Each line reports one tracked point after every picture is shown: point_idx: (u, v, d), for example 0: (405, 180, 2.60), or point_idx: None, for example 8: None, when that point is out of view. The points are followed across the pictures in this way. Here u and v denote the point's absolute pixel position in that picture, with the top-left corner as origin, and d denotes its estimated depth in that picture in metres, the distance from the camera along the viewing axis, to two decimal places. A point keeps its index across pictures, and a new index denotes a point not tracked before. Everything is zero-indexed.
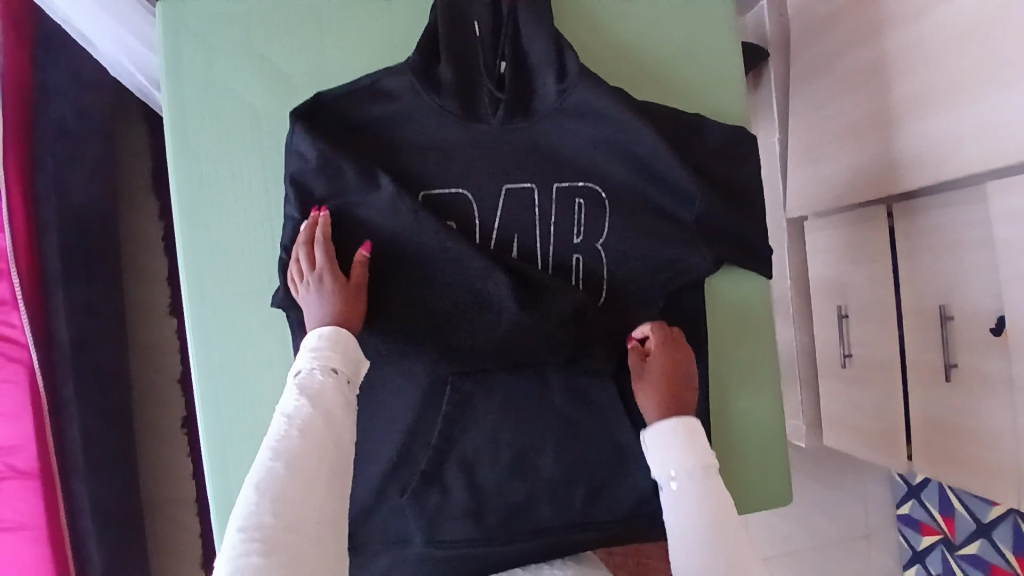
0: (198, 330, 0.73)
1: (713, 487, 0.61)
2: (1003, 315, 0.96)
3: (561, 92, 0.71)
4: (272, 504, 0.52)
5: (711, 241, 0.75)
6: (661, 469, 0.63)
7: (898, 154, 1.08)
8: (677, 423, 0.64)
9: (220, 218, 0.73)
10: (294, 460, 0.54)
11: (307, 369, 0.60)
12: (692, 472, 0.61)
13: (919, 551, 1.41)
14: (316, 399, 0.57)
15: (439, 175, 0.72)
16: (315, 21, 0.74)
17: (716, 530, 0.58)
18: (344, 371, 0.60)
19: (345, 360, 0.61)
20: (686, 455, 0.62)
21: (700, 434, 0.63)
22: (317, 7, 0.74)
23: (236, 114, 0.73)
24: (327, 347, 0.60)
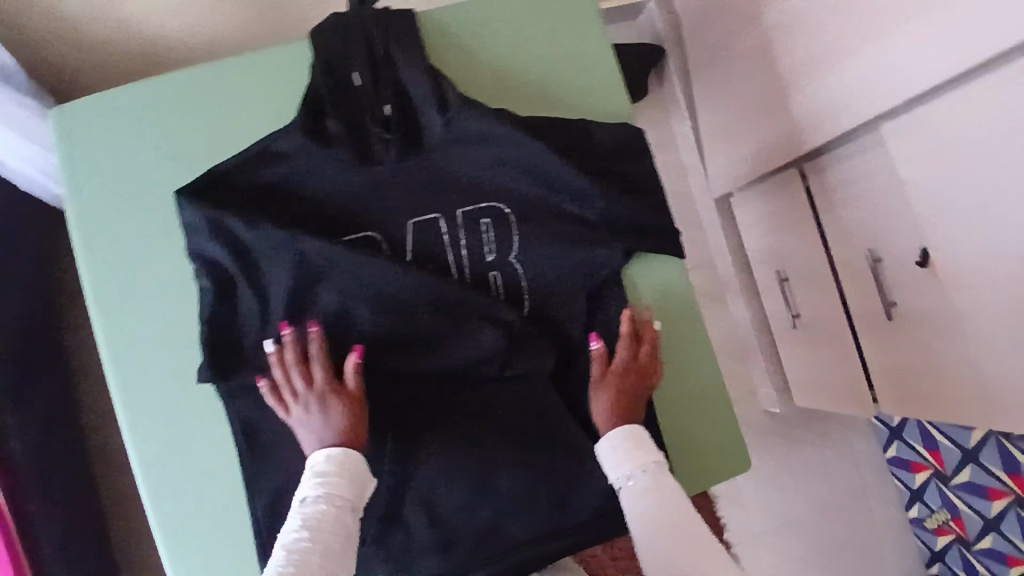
0: (133, 420, 0.73)
1: (663, 481, 0.69)
2: (925, 248, 0.97)
3: (447, 124, 0.74)
4: None
5: (618, 235, 0.77)
6: (616, 474, 0.70)
7: (794, 117, 1.13)
8: (624, 432, 0.72)
9: (136, 306, 0.74)
10: None
11: (311, 495, 0.63)
12: (642, 469, 0.70)
13: (916, 489, 1.41)
14: (315, 523, 0.61)
15: (345, 223, 0.74)
16: (195, 101, 0.76)
17: (677, 519, 0.66)
18: (345, 496, 0.64)
19: (346, 486, 0.64)
20: (635, 457, 0.70)
21: (640, 436, 0.72)
22: (195, 88, 0.76)
23: (135, 204, 0.75)
24: (330, 477, 0.64)
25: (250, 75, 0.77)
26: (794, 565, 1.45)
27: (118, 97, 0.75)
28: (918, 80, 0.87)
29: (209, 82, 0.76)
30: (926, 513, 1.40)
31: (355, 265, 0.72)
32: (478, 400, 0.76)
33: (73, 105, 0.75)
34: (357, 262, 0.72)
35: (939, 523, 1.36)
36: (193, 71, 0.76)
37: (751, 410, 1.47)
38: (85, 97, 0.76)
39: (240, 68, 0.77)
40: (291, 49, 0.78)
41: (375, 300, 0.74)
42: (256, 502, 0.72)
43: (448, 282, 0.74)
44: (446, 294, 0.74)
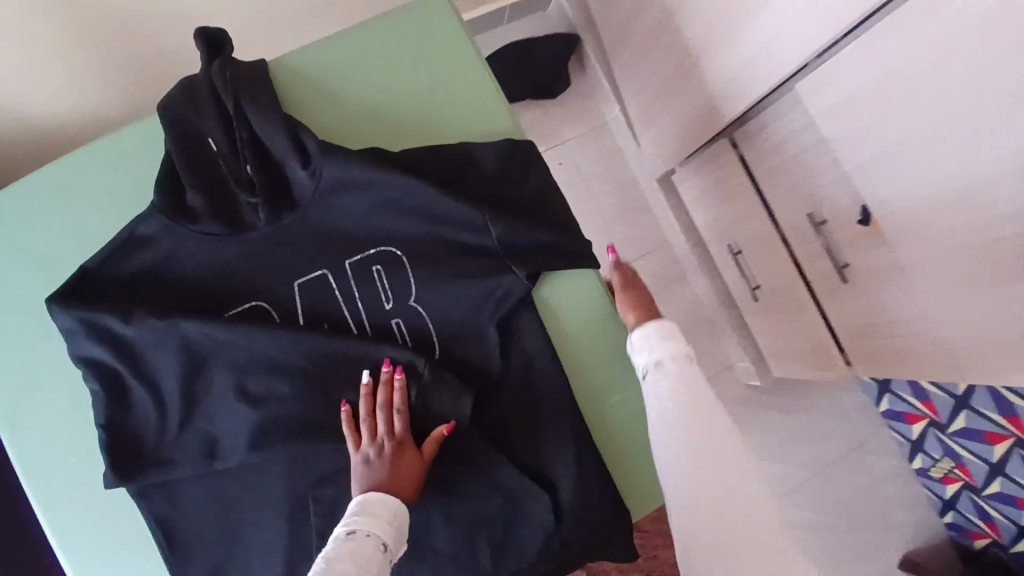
0: (53, 534, 0.72)
1: (691, 375, 0.66)
2: (864, 206, 0.93)
3: (313, 176, 0.70)
4: None
5: (518, 258, 0.72)
6: (646, 358, 0.68)
7: (708, 88, 1.08)
8: (658, 329, 0.69)
9: (37, 420, 0.73)
10: None
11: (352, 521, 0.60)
12: (672, 359, 0.67)
13: (916, 440, 1.38)
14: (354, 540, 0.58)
15: (228, 298, 0.71)
16: (61, 196, 0.75)
17: (696, 418, 0.63)
18: (380, 528, 0.60)
19: (385, 524, 0.61)
20: (669, 346, 0.68)
21: (675, 335, 0.68)
22: (56, 192, 0.75)
23: (17, 319, 0.74)
24: (369, 510, 0.61)
25: (113, 161, 0.76)
26: (803, 535, 1.41)
27: None
28: (817, 33, 0.83)
29: (75, 173, 0.76)
30: (930, 463, 1.37)
31: (247, 338, 0.68)
32: None
33: None
34: (246, 335, 0.68)
35: (944, 472, 1.33)
36: (54, 167, 0.76)
37: (731, 386, 1.43)
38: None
39: (98, 162, 0.76)
40: (146, 133, 0.76)
41: (279, 369, 0.69)
42: None
43: (348, 338, 0.70)
44: (350, 351, 0.70)
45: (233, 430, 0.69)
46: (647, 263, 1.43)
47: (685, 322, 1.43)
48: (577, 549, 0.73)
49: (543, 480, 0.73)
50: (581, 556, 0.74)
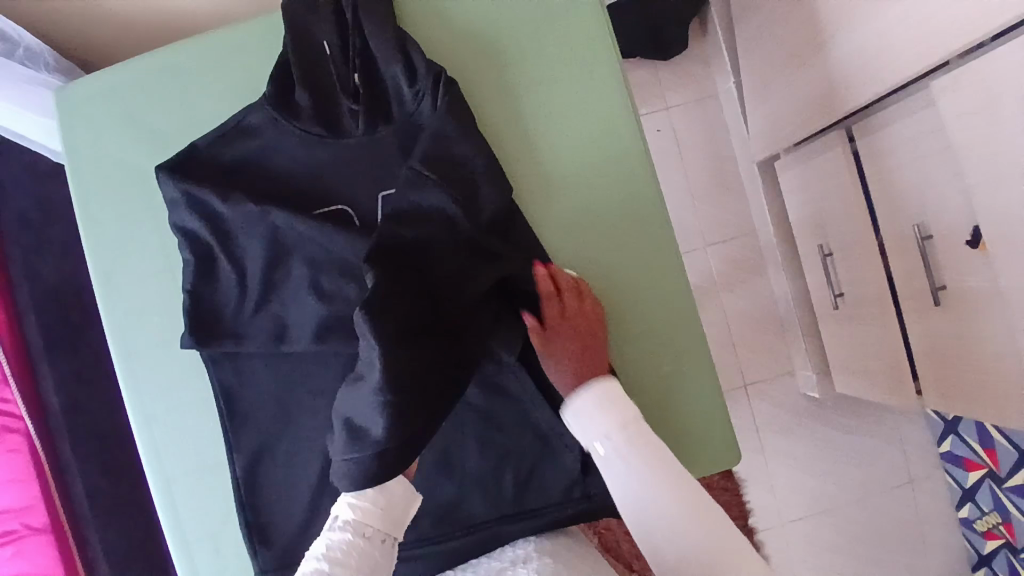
0: (130, 381, 0.80)
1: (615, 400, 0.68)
2: (976, 226, 0.87)
3: (414, 94, 0.72)
4: None
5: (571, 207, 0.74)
6: (592, 442, 0.66)
7: (835, 70, 1.00)
8: (594, 392, 0.67)
9: (133, 277, 0.81)
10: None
11: (345, 516, 0.61)
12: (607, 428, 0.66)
13: (968, 488, 1.32)
14: (354, 537, 0.60)
15: (317, 197, 0.74)
16: (179, 77, 0.81)
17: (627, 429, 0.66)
18: (379, 521, 0.62)
19: (384, 517, 0.63)
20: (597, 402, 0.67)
21: (618, 395, 0.67)
22: (179, 69, 0.81)
23: (129, 183, 0.81)
24: (365, 504, 0.62)
25: (228, 52, 0.80)
26: (830, 556, 1.37)
27: (113, 82, 0.82)
28: (975, 21, 0.74)
29: (197, 54, 0.81)
30: (976, 515, 1.31)
31: (328, 234, 0.71)
32: None
33: (73, 90, 0.82)
34: (325, 233, 0.71)
35: (988, 526, 1.29)
36: (175, 48, 0.81)
37: (787, 390, 1.38)
38: (85, 78, 0.82)
39: (219, 47, 0.80)
40: (266, 26, 0.80)
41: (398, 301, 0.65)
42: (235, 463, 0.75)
43: None
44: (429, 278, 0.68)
45: (298, 321, 0.73)
46: (726, 249, 1.38)
47: (754, 316, 1.38)
48: (600, 501, 0.74)
49: None
50: (604, 510, 0.75)
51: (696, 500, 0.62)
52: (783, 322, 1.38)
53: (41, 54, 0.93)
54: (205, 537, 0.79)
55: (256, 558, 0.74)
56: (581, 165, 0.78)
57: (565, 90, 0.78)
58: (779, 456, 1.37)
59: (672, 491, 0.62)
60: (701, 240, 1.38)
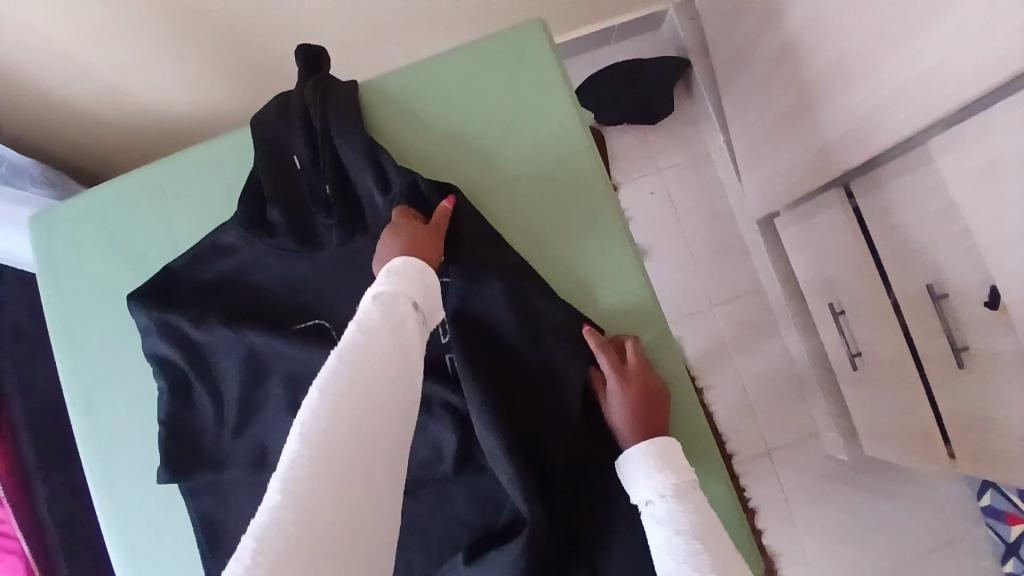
0: (110, 513, 0.76)
1: (688, 496, 0.59)
2: (993, 287, 0.81)
3: (389, 200, 0.70)
4: (335, 401, 0.46)
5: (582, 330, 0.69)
6: (640, 494, 0.62)
7: (827, 130, 0.97)
8: (646, 445, 0.64)
9: (112, 402, 0.78)
10: (361, 356, 0.49)
11: (382, 293, 0.55)
12: (663, 492, 0.60)
13: (1012, 543, 1.22)
14: (384, 324, 0.53)
15: (295, 312, 0.71)
16: (156, 197, 0.80)
17: (693, 527, 0.56)
18: (411, 291, 0.57)
19: (414, 292, 0.57)
20: (659, 476, 0.61)
21: (673, 460, 0.62)
22: (154, 187, 0.80)
23: (107, 305, 0.80)
24: (402, 271, 0.58)
25: (200, 168, 0.80)
26: None
27: (91, 206, 0.81)
28: (966, 84, 0.71)
29: (170, 172, 0.80)
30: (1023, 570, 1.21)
31: (304, 352, 0.68)
32: (437, 495, 0.70)
33: (50, 216, 0.82)
34: (301, 352, 0.68)
35: None
36: (150, 168, 0.81)
37: (812, 454, 1.30)
38: (64, 204, 0.82)
39: (193, 163, 0.80)
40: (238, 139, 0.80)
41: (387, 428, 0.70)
42: None
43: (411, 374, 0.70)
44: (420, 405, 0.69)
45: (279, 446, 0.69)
46: (733, 309, 1.34)
47: (770, 378, 1.32)
48: None
49: (584, 547, 0.69)
50: None
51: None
52: (800, 380, 1.32)
53: (29, 169, 0.91)
54: None
55: None
56: (570, 255, 0.75)
57: (543, 180, 0.76)
58: (810, 524, 1.29)
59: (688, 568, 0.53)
60: (707, 302, 1.34)
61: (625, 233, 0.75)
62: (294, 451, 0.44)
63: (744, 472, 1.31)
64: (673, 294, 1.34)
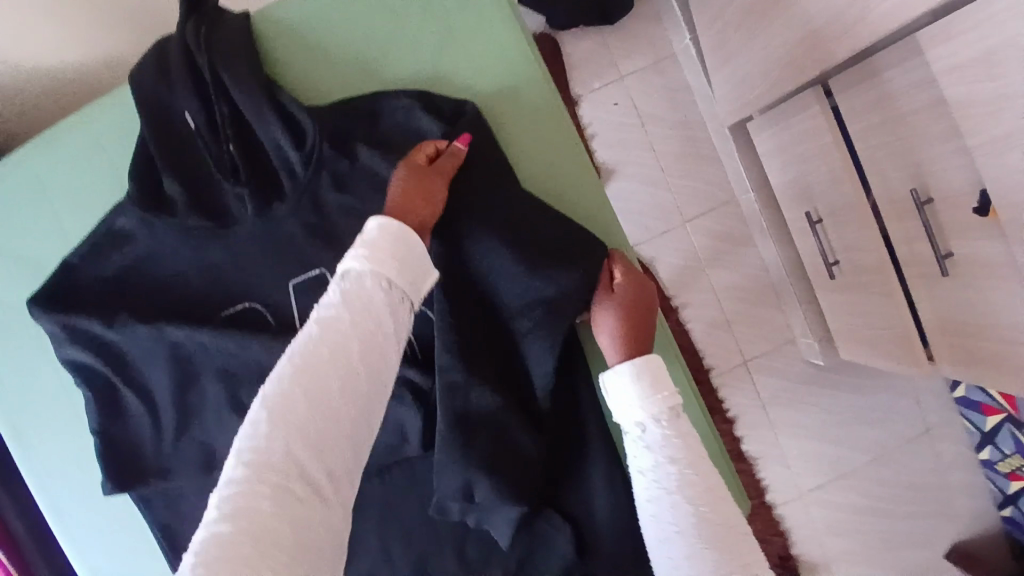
0: (64, 527, 0.71)
1: (684, 430, 0.54)
2: (984, 191, 0.76)
3: (307, 158, 0.61)
4: (284, 400, 0.44)
5: (549, 267, 0.61)
6: (625, 416, 0.55)
7: (803, 24, 0.88)
8: (635, 364, 0.56)
9: (44, 413, 0.71)
10: (317, 352, 0.46)
11: (355, 268, 0.50)
12: (658, 418, 0.54)
13: (987, 432, 1.25)
14: (346, 319, 0.47)
15: (222, 298, 0.63)
16: (45, 181, 0.70)
17: (691, 474, 0.52)
18: (384, 273, 0.50)
19: (398, 268, 0.51)
20: (652, 400, 0.54)
21: (668, 385, 0.55)
22: (39, 171, 0.70)
23: (13, 307, 0.70)
24: (378, 248, 0.50)
25: (87, 140, 0.69)
26: (854, 521, 1.32)
27: None
28: None
29: (53, 149, 0.70)
30: (998, 457, 1.25)
31: (240, 336, 0.61)
32: (408, 474, 0.66)
33: None
34: (233, 340, 0.61)
35: (1012, 468, 1.22)
36: (31, 148, 0.70)
37: (788, 360, 1.30)
38: None
39: (78, 135, 0.69)
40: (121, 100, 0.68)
41: None
42: None
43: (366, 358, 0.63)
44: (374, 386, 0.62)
45: (226, 443, 0.63)
46: (707, 222, 1.27)
47: (745, 289, 1.29)
48: None
49: (568, 509, 0.66)
50: None
51: (715, 534, 0.50)
52: (775, 289, 1.29)
53: None
54: None
55: None
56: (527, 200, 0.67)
57: (489, 114, 0.66)
58: (790, 429, 1.30)
59: (692, 506, 0.50)
60: (679, 217, 1.27)
61: (592, 177, 0.67)
62: (243, 453, 0.43)
63: (723, 385, 1.30)
64: (645, 212, 1.27)
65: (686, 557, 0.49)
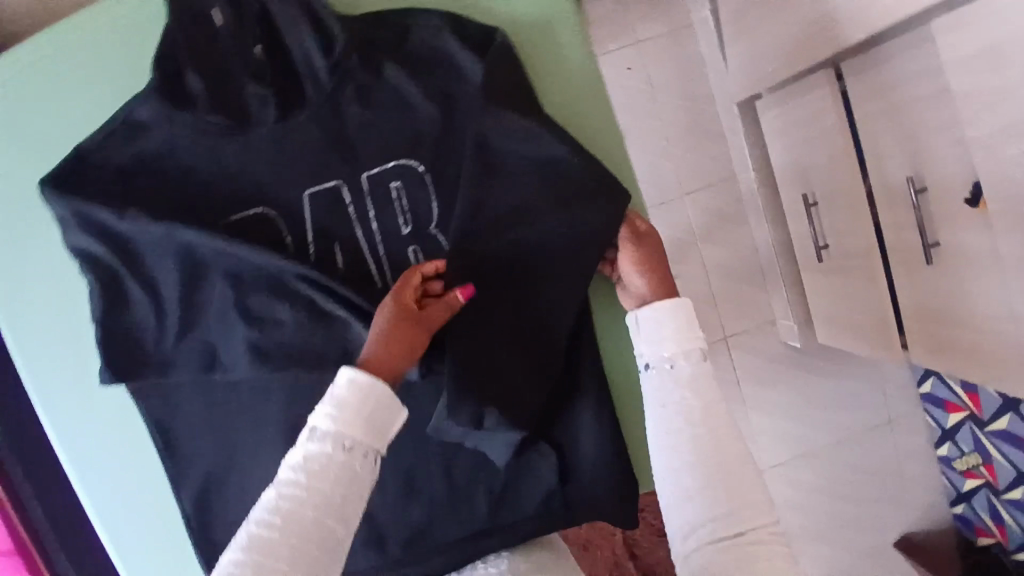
0: (53, 419, 0.69)
1: (706, 371, 0.58)
2: (978, 183, 0.79)
3: (334, 67, 0.62)
4: (248, 563, 0.45)
5: (561, 199, 0.64)
6: (653, 350, 0.59)
7: (825, 3, 0.90)
8: (671, 306, 0.59)
9: (39, 303, 0.68)
10: (283, 516, 0.47)
11: (322, 427, 0.50)
12: (685, 358, 0.58)
13: (948, 429, 1.32)
14: (315, 481, 0.48)
15: (235, 199, 0.63)
16: (60, 66, 0.67)
17: (707, 411, 0.55)
18: (355, 432, 0.50)
19: (369, 426, 0.51)
20: (682, 340, 0.58)
21: (693, 326, 0.59)
22: (54, 54, 0.66)
23: (15, 192, 0.67)
24: (348, 404, 0.51)
25: (110, 29, 0.67)
26: (811, 499, 1.38)
27: None
28: None
29: (72, 34, 0.67)
30: (956, 454, 1.32)
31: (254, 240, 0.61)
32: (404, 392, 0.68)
33: None
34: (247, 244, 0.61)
35: (967, 466, 1.29)
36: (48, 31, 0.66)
37: (767, 340, 1.34)
38: None
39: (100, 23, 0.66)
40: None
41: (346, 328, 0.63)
42: (183, 497, 0.68)
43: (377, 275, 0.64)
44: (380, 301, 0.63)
45: (230, 344, 0.64)
46: (705, 198, 1.30)
47: (735, 267, 1.32)
48: (579, 506, 0.69)
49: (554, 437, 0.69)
50: (585, 513, 0.69)
51: (727, 465, 0.54)
52: (763, 271, 1.33)
53: None
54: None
55: None
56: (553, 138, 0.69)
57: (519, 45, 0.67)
58: (762, 406, 1.35)
59: (706, 438, 0.54)
60: (680, 189, 1.29)
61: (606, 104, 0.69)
62: None
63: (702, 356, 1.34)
64: (647, 181, 1.28)
65: (688, 482, 0.54)
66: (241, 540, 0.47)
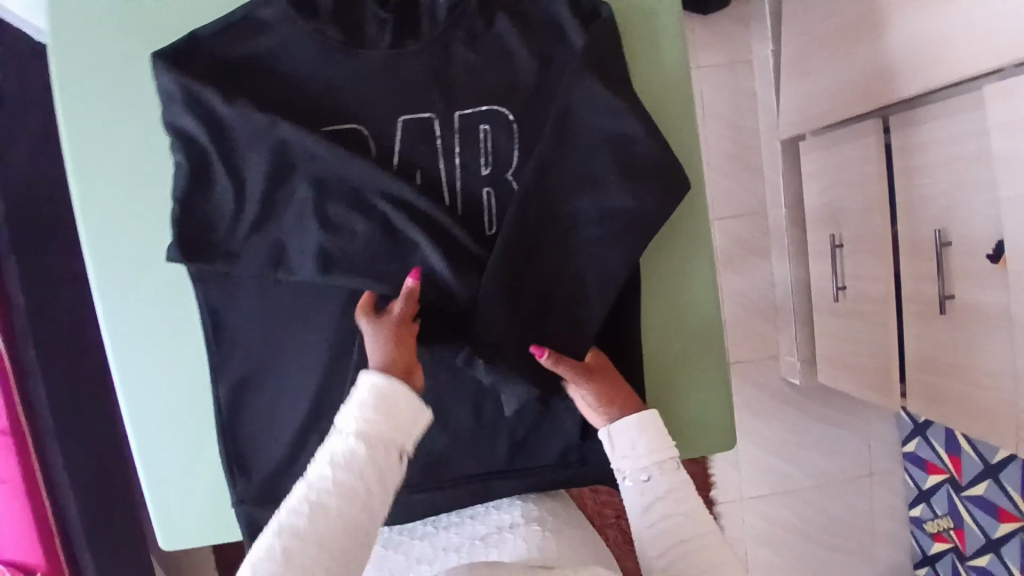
0: (104, 290, 0.71)
1: (680, 477, 0.62)
2: (1001, 241, 0.85)
3: (452, 7, 0.68)
4: (282, 550, 0.51)
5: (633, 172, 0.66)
6: (629, 464, 0.62)
7: (886, 55, 0.96)
8: (642, 418, 0.64)
9: (116, 175, 0.70)
10: (316, 508, 0.52)
11: (350, 427, 0.55)
12: (659, 467, 0.62)
13: (925, 490, 1.36)
14: (346, 478, 0.53)
15: (334, 110, 0.67)
16: None
17: (688, 513, 0.60)
18: (384, 432, 0.56)
19: (397, 424, 0.56)
20: (654, 451, 0.62)
21: (663, 433, 0.63)
22: None
23: (120, 66, 0.69)
24: (373, 407, 0.56)
25: None
26: (782, 536, 1.41)
27: None
28: None
29: None
30: (929, 515, 1.35)
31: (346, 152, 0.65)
32: None
33: None
34: (337, 154, 0.65)
35: (939, 529, 1.33)
36: None
37: (768, 372, 1.39)
38: None
39: None
40: None
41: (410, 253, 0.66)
42: (219, 389, 0.71)
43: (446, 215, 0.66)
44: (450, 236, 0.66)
45: (298, 248, 0.67)
46: (735, 226, 1.35)
47: (751, 297, 1.37)
48: (593, 466, 0.72)
49: None
50: (598, 473, 0.72)
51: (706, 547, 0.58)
52: (776, 306, 1.38)
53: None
54: (176, 465, 0.73)
55: (235, 490, 0.72)
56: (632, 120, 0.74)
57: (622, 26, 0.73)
58: (753, 435, 1.39)
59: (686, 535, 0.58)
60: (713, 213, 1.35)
61: (691, 103, 0.75)
62: None
63: None
64: None
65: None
66: (273, 528, 0.52)
